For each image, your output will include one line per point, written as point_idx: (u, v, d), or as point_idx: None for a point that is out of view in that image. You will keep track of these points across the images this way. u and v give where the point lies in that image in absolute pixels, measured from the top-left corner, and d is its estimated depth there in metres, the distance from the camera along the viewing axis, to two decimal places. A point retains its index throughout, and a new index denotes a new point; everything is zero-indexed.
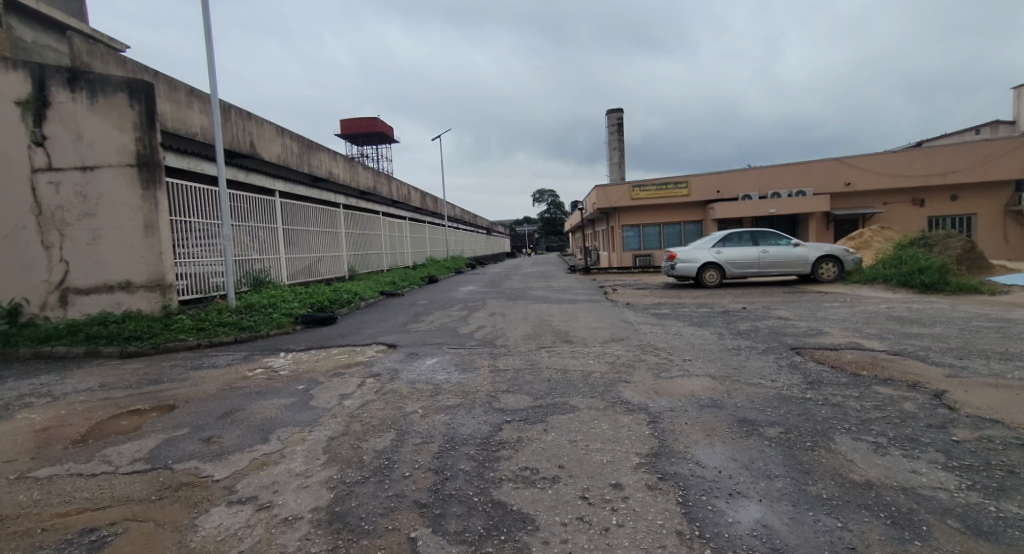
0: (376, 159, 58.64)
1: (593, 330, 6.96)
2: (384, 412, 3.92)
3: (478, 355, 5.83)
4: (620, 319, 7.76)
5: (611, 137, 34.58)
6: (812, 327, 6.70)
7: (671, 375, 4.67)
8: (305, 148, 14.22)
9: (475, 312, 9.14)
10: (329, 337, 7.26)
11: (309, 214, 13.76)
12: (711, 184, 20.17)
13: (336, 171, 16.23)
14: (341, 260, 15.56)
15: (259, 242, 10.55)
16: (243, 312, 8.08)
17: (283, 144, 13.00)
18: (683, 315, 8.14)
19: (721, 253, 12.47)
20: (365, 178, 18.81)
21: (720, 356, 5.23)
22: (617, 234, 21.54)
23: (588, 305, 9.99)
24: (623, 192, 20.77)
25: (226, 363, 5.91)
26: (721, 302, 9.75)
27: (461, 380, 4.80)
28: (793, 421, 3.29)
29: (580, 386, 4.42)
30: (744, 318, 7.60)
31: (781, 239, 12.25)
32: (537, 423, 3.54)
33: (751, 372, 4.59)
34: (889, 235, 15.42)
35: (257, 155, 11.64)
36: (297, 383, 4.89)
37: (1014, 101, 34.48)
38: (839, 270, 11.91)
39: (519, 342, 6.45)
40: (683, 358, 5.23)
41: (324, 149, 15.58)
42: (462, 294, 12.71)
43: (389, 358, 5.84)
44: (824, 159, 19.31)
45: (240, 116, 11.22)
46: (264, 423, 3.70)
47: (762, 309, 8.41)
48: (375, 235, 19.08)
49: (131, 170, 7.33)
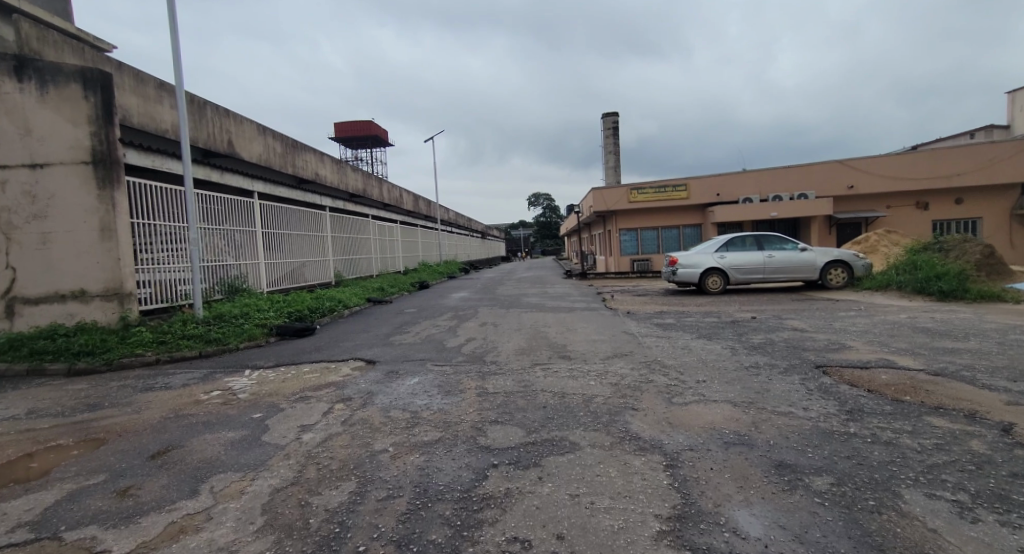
0: (369, 163, 58.05)
1: (592, 343, 6.35)
2: (348, 451, 3.28)
3: (465, 374, 5.21)
4: (622, 331, 7.15)
5: (606, 141, 34.15)
6: (832, 340, 6.12)
7: (685, 400, 4.06)
8: (288, 148, 13.58)
9: (465, 322, 8.51)
10: (303, 352, 6.60)
11: (292, 217, 13.10)
12: (710, 186, 19.67)
13: (322, 173, 15.60)
14: (327, 266, 14.89)
15: (234, 246, 9.88)
16: (211, 323, 7.41)
17: (264, 143, 12.36)
18: (689, 326, 7.55)
19: (724, 258, 11.92)
20: (354, 181, 18.18)
21: (737, 377, 4.63)
22: (614, 238, 20.97)
23: (587, 313, 9.38)
24: (620, 195, 20.24)
25: (181, 384, 5.25)
26: (727, 310, 9.16)
27: (443, 407, 4.16)
28: (845, 469, 2.68)
29: (581, 416, 3.80)
30: (756, 330, 7.00)
31: (787, 244, 11.72)
32: (530, 468, 2.91)
33: (776, 397, 3.99)
34: (895, 239, 14.96)
35: (235, 154, 10.99)
36: (255, 410, 4.24)
37: (1007, 106, 34.48)
38: (849, 275, 11.37)
39: (512, 358, 5.83)
40: (695, 378, 4.64)
41: (310, 150, 14.95)
42: (453, 301, 12.07)
43: (366, 378, 5.20)
44: (826, 162, 18.88)
45: (217, 113, 10.59)
46: (199, 468, 3.04)
47: (774, 319, 7.84)
48: (364, 240, 18.42)
49: (85, 167, 6.66)
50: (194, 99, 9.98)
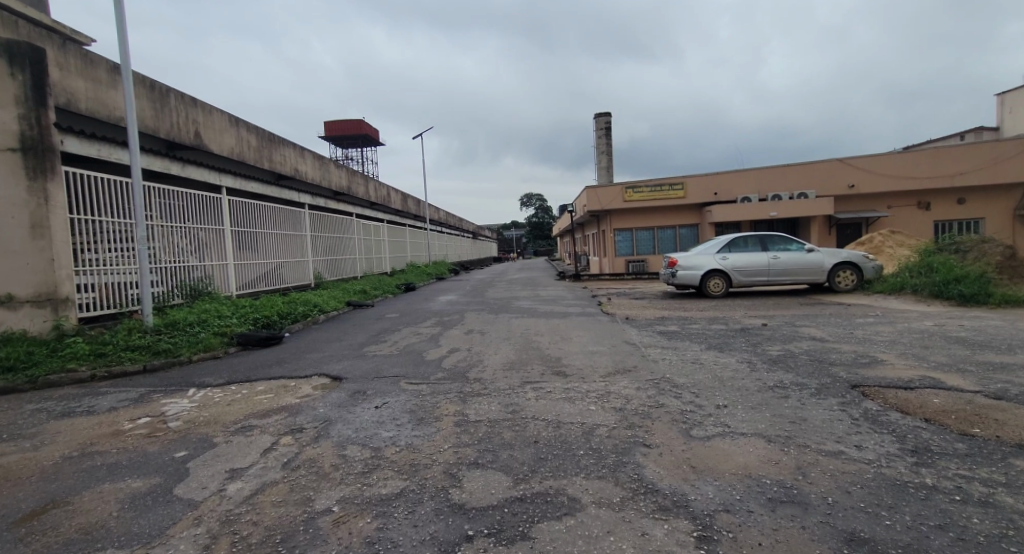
0: (360, 162, 56.91)
1: (590, 356, 5.61)
2: (280, 512, 2.51)
3: (443, 395, 4.46)
4: (623, 341, 6.44)
5: (599, 140, 33.50)
6: (860, 352, 5.45)
7: (707, 434, 3.33)
8: (264, 141, 12.74)
9: (448, 330, 7.75)
10: (262, 366, 5.79)
11: (267, 215, 12.25)
12: (708, 185, 19.08)
13: (302, 169, 14.76)
14: (306, 267, 14.04)
15: (197, 246, 9.04)
16: (162, 332, 6.57)
17: (236, 135, 11.52)
18: (694, 335, 6.87)
19: (726, 260, 11.28)
20: (337, 177, 17.34)
21: (764, 400, 3.92)
22: (609, 238, 20.32)
23: (582, 319, 8.66)
24: (615, 194, 19.59)
25: (108, 407, 4.42)
26: (734, 316, 8.50)
27: (412, 443, 3.40)
28: (944, 549, 1.96)
29: (581, 456, 3.07)
30: (770, 340, 6.31)
31: (793, 244, 11.09)
32: (517, 542, 2.16)
33: (817, 429, 3.29)
34: (900, 239, 14.43)
35: (201, 146, 10.14)
36: (182, 445, 3.44)
37: (998, 108, 34.41)
38: (858, 278, 10.77)
39: (499, 375, 5.08)
40: (714, 402, 3.93)
41: (289, 144, 14.10)
42: (438, 305, 11.32)
43: (326, 401, 4.42)
44: (826, 160, 18.36)
45: (182, 101, 9.73)
46: (70, 544, 2.23)
47: (787, 327, 7.17)
48: (348, 239, 17.60)
49: (11, 156, 5.76)
50: (156, 85, 9.12)
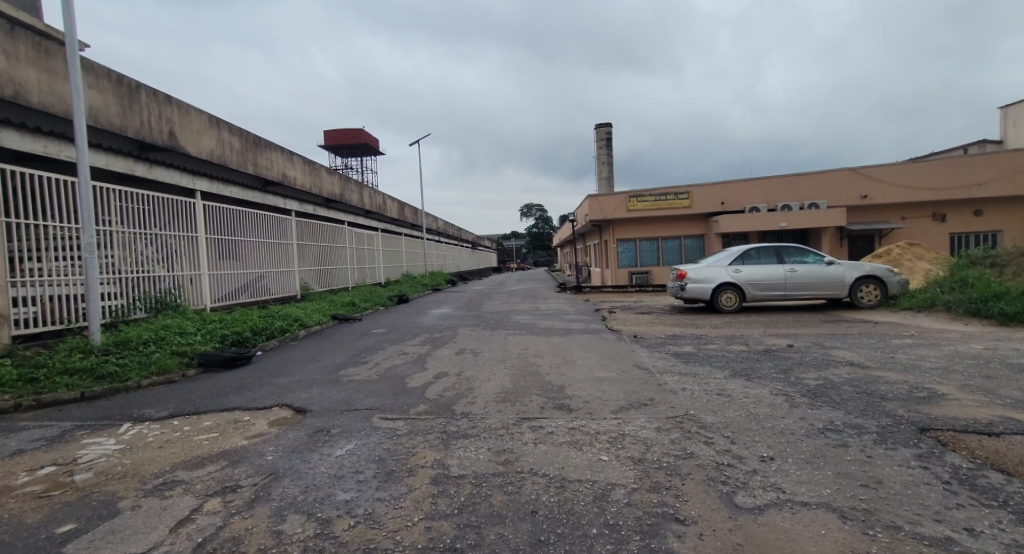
0: (359, 171, 56.47)
1: (598, 386, 4.83)
2: None
3: (422, 437, 3.67)
4: (633, 365, 5.66)
5: (600, 151, 33.00)
6: (912, 382, 4.66)
7: (757, 504, 2.53)
8: (248, 144, 12.07)
9: (437, 349, 6.96)
10: (219, 394, 5.00)
11: (249, 222, 11.53)
12: (714, 194, 18.43)
13: (290, 175, 14.08)
14: (292, 277, 13.31)
15: (164, 255, 8.30)
16: (110, 352, 5.79)
17: (216, 137, 10.85)
18: (713, 358, 6.09)
19: (740, 272, 10.57)
20: (329, 184, 16.67)
21: (819, 452, 3.13)
22: (611, 249, 19.63)
23: (586, 337, 7.90)
24: (618, 203, 18.93)
25: (13, 451, 3.63)
26: (752, 335, 7.75)
27: (373, 512, 2.60)
28: None
29: (595, 539, 2.28)
30: (802, 365, 5.54)
31: (812, 256, 10.38)
32: None
33: (901, 495, 2.52)
34: (919, 252, 13.72)
35: (176, 147, 9.45)
36: (74, 513, 2.64)
37: (1001, 122, 34.03)
38: (883, 293, 10.02)
39: (490, 408, 4.29)
40: (754, 451, 3.17)
41: (276, 148, 13.43)
42: (431, 319, 10.56)
43: (279, 444, 3.62)
44: (837, 170, 17.74)
45: (155, 99, 9.05)
46: None
47: (816, 349, 6.41)
48: (340, 249, 16.89)
49: None
50: (125, 81, 8.43)
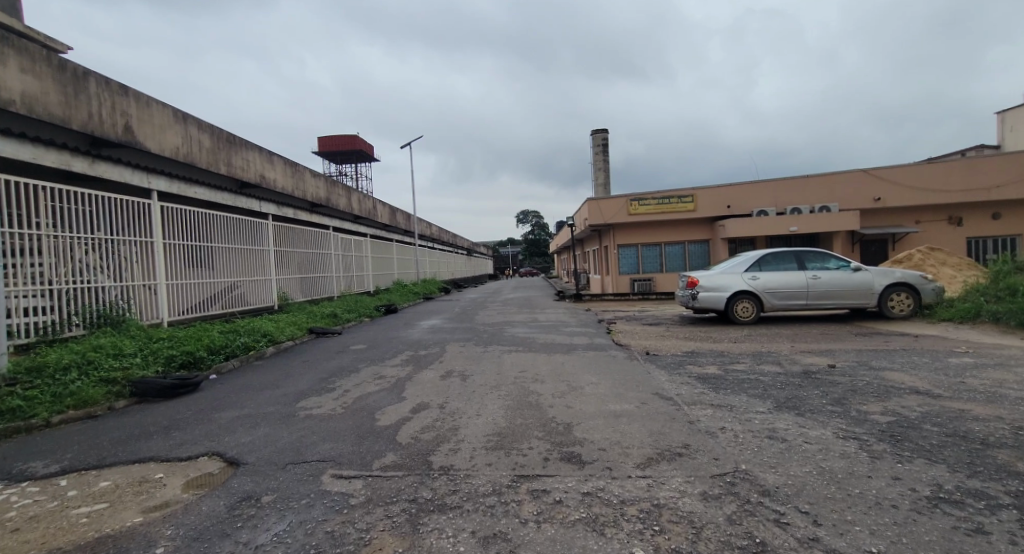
0: (355, 178, 55.59)
1: (614, 426, 3.82)
2: None
3: (382, 512, 2.65)
4: (652, 395, 4.66)
5: (597, 157, 32.25)
6: (1011, 419, 3.68)
7: None
8: (220, 143, 11.14)
9: (420, 372, 5.95)
10: (137, 437, 3.95)
11: (218, 226, 10.53)
12: (719, 198, 17.59)
13: (269, 176, 13.13)
14: (269, 286, 12.30)
15: (111, 262, 7.30)
16: (16, 382, 4.73)
17: (182, 134, 9.89)
18: (745, 383, 5.10)
19: (757, 279, 9.71)
20: (313, 187, 15.73)
21: (950, 546, 2.10)
22: (612, 255, 18.71)
23: (592, 355, 6.94)
24: (619, 206, 18.04)
25: None
26: (782, 352, 6.79)
27: None
28: None
29: None
30: (857, 393, 4.59)
31: (835, 262, 9.55)
32: None
33: None
34: (942, 257, 12.89)
35: (132, 141, 8.47)
36: None
37: (997, 127, 33.61)
38: (916, 302, 9.11)
39: (478, 461, 3.28)
40: (852, 538, 2.20)
41: (253, 147, 12.48)
42: (418, 333, 9.56)
43: (181, 526, 2.58)
44: (848, 171, 16.97)
45: (106, 87, 8.06)
46: None
47: (865, 371, 5.46)
48: (324, 256, 15.87)
49: None
50: (70, 65, 7.46)
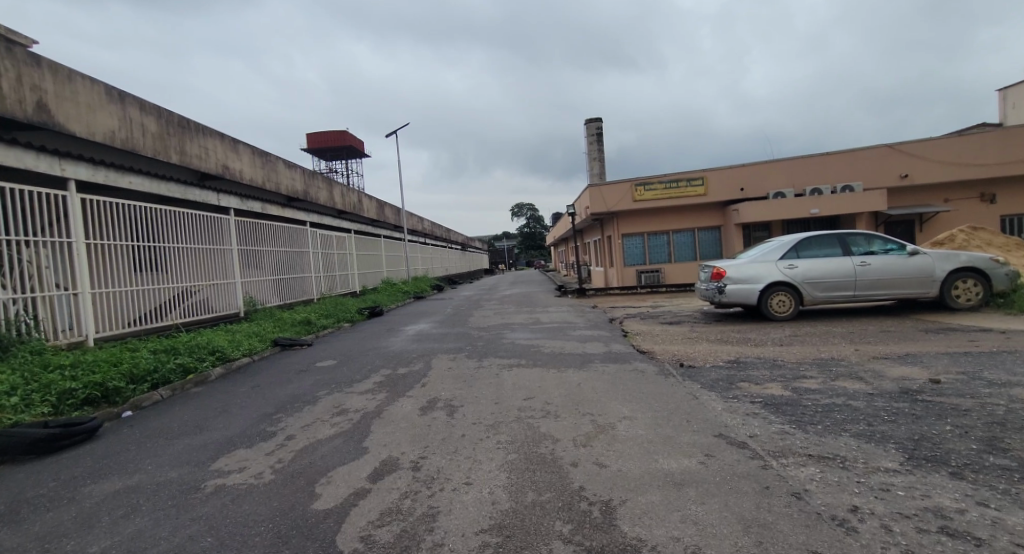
0: (346, 175, 53.91)
1: (680, 509, 2.40)
2: None
3: None
4: (717, 440, 3.25)
5: (591, 147, 30.72)
6: None
7: None
8: (169, 127, 9.58)
9: (393, 404, 4.53)
10: None
11: (167, 223, 8.99)
12: (732, 180, 16.19)
13: (233, 167, 11.63)
14: (233, 289, 10.80)
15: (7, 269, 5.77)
16: None
17: (118, 115, 8.34)
18: (837, 412, 3.71)
19: (795, 267, 8.38)
20: (286, 178, 14.22)
21: None
22: (617, 244, 17.30)
23: (613, 368, 5.55)
24: (623, 192, 16.58)
25: None
26: (851, 360, 5.45)
27: None
28: None
29: None
30: (1004, 426, 3.24)
31: (881, 244, 8.32)
32: None
33: None
34: (987, 237, 11.63)
35: (48, 120, 6.87)
36: None
37: (999, 104, 32.24)
38: (986, 291, 7.88)
39: None
40: None
41: (211, 133, 10.94)
42: (400, 342, 8.15)
43: None
44: (872, 147, 15.63)
45: (9, 53, 6.46)
46: None
47: (985, 387, 4.09)
48: (301, 255, 14.39)
49: None
50: None
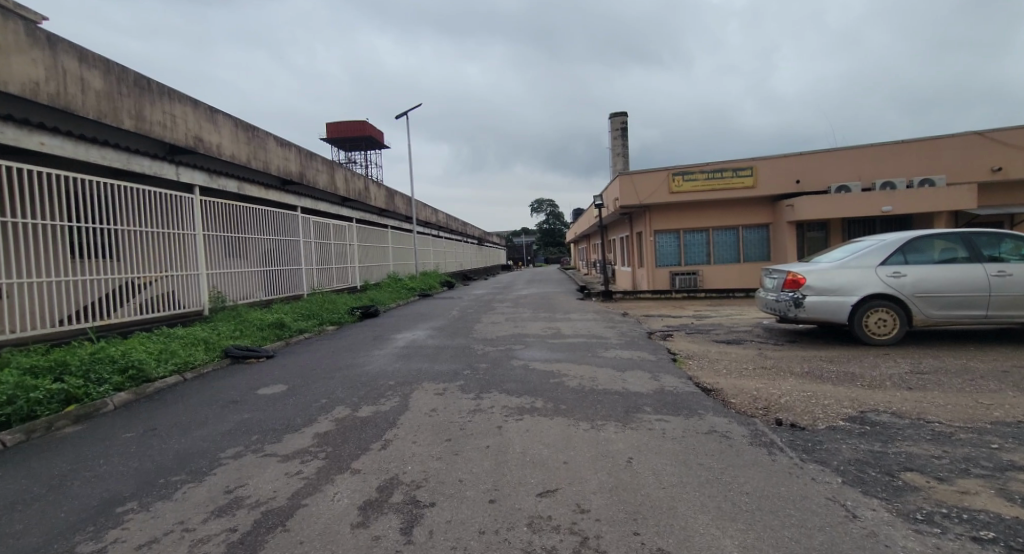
0: (364, 167, 52.66)
1: None
2: None
3: None
4: None
5: (616, 141, 28.52)
6: None
7: None
8: (121, 86, 8.00)
9: (322, 492, 2.70)
10: None
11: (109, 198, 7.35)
12: (787, 170, 13.98)
13: (208, 140, 10.02)
14: (198, 282, 9.17)
15: None
16: None
17: (46, 63, 6.74)
18: None
19: (903, 276, 6.30)
20: (277, 157, 12.57)
21: None
22: (648, 242, 15.27)
23: (675, 424, 3.65)
24: (659, 183, 14.49)
25: None
26: None
27: None
28: None
29: None
30: None
31: (1019, 248, 6.25)
32: None
33: None
34: None
35: None
36: None
37: None
38: None
39: None
40: None
41: (180, 97, 9.32)
42: (382, 357, 6.38)
43: None
44: (958, 134, 13.23)
45: None
46: None
47: None
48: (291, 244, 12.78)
49: None
50: None
